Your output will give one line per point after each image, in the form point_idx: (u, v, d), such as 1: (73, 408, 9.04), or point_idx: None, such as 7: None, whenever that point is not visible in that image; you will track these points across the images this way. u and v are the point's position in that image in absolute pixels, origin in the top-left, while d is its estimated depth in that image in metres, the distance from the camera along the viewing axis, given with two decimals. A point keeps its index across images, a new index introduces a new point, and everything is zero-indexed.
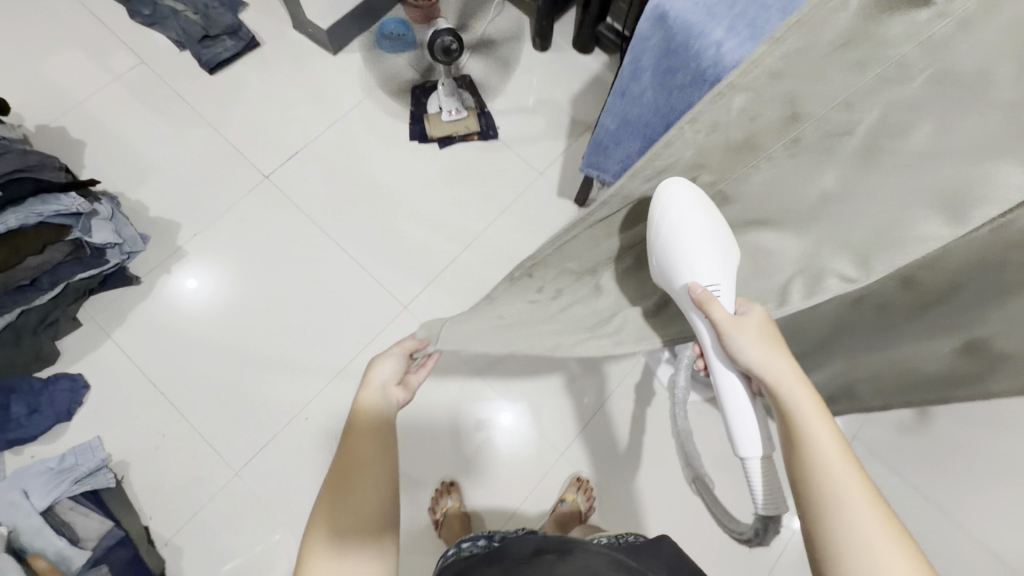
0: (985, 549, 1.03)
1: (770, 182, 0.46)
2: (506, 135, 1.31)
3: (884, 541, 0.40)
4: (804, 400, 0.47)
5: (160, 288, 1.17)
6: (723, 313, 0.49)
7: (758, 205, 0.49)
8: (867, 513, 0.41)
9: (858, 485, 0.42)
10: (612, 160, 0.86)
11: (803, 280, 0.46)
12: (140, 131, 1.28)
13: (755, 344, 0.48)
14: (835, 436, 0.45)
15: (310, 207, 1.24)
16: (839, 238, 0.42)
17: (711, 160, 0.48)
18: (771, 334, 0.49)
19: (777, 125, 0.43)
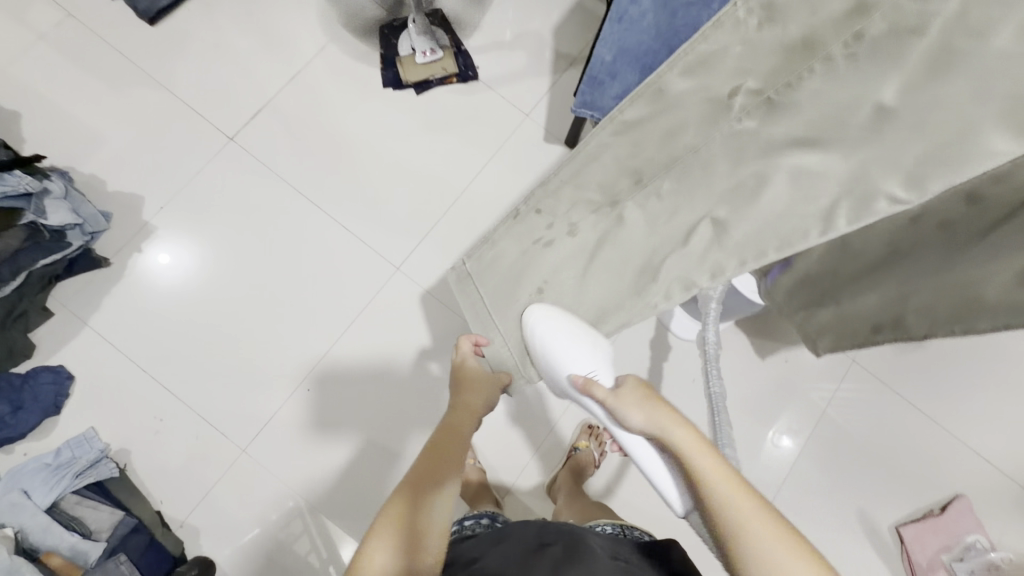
0: (971, 450, 1.10)
1: (822, 91, 0.40)
2: (486, 75, 1.22)
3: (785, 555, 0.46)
4: (684, 434, 0.54)
5: (132, 268, 1.09)
6: (603, 391, 0.59)
7: (802, 121, 0.41)
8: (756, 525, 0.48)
9: (752, 510, 0.49)
10: (608, 95, 0.76)
11: (848, 202, 0.40)
12: (81, 96, 1.16)
13: (637, 410, 0.57)
14: (723, 470, 0.52)
15: (285, 167, 1.16)
16: (886, 162, 0.37)
17: (767, 60, 0.42)
18: (646, 394, 0.58)
19: (837, 19, 0.38)
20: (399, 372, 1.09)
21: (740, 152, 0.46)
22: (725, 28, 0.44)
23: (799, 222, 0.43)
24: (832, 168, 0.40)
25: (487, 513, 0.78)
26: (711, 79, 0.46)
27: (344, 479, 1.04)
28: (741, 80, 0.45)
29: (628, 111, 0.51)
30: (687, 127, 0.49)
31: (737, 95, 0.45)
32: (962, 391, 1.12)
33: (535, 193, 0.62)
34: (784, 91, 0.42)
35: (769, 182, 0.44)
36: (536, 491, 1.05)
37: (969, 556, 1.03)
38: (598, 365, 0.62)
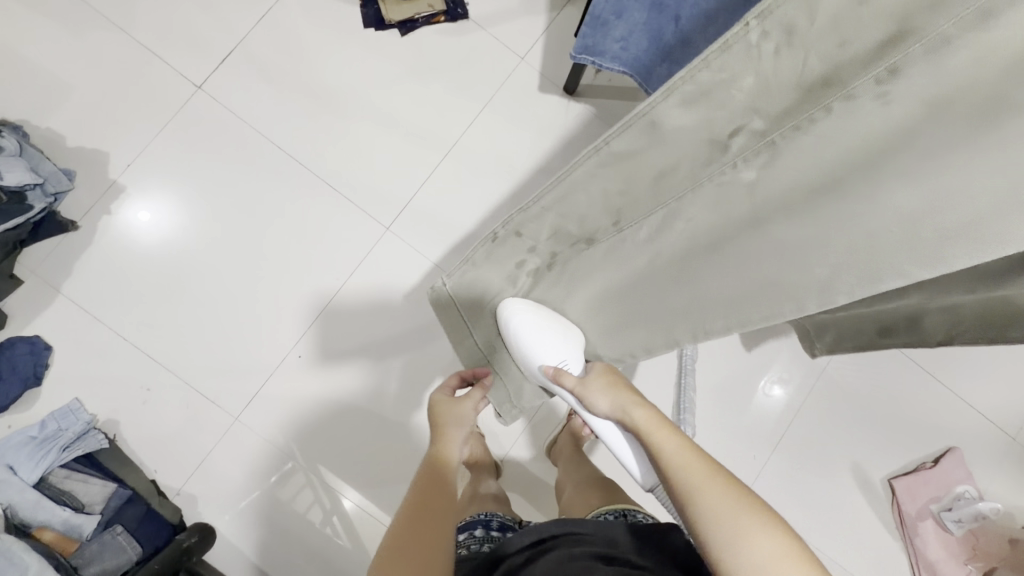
0: (966, 403, 1.10)
1: (828, 144, 0.37)
2: (477, 13, 1.12)
3: (727, 501, 0.48)
4: (651, 424, 0.57)
5: (103, 230, 1.02)
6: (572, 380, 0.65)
7: (803, 174, 0.40)
8: (725, 507, 0.48)
9: (695, 467, 0.51)
10: (611, 37, 0.69)
11: (852, 274, 0.41)
12: (30, 38, 1.04)
13: (603, 394, 0.62)
14: (670, 434, 0.55)
15: (261, 118, 1.07)
16: (881, 239, 0.38)
17: (779, 100, 0.37)
18: (610, 382, 0.63)
19: (872, 52, 0.33)
20: (393, 335, 1.05)
21: (733, 199, 0.44)
22: (738, 53, 0.36)
23: (801, 281, 0.45)
24: (785, 225, 0.43)
25: (481, 521, 0.78)
26: (711, 116, 0.40)
27: (341, 444, 1.03)
28: (744, 119, 0.39)
29: (616, 140, 0.44)
30: (680, 168, 0.45)
31: (737, 136, 0.40)
32: (961, 345, 1.11)
33: (508, 219, 0.55)
34: (791, 135, 0.38)
35: (766, 235, 0.45)
36: (535, 452, 1.05)
37: (959, 506, 1.05)
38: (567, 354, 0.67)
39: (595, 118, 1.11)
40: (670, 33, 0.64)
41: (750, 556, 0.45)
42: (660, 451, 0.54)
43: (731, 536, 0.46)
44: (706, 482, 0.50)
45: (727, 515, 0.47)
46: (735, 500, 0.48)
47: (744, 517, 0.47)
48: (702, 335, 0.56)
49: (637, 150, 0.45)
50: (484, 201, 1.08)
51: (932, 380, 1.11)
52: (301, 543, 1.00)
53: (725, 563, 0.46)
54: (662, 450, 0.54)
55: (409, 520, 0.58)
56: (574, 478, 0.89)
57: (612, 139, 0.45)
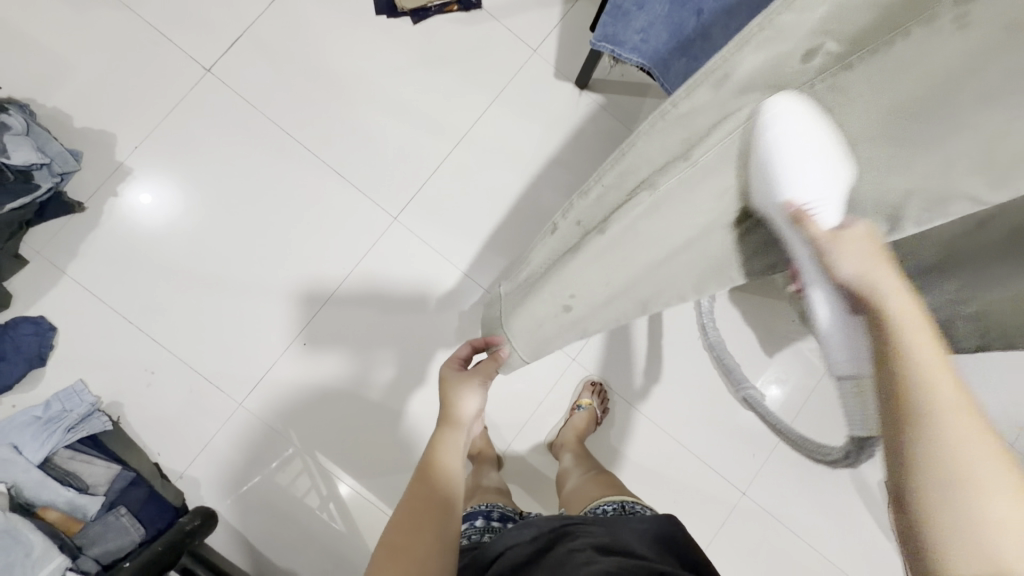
0: None
1: (910, 65, 0.42)
2: (490, 4, 1.10)
3: (990, 472, 0.35)
4: (910, 322, 0.41)
5: (111, 211, 1.02)
6: (821, 229, 0.46)
7: (884, 100, 0.43)
8: (968, 442, 0.35)
9: (958, 409, 0.36)
10: (631, 28, 0.69)
11: (924, 196, 0.44)
12: (38, 16, 1.03)
13: (852, 258, 0.44)
14: (937, 353, 0.39)
15: (269, 103, 1.06)
16: (955, 157, 0.42)
17: (857, 23, 0.41)
18: (869, 246, 0.45)
19: None
20: (396, 324, 1.05)
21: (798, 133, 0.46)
22: None
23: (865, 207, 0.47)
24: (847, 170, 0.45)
25: (483, 512, 0.78)
26: (783, 50, 0.43)
27: (344, 430, 1.03)
28: (820, 42, 0.43)
29: (683, 101, 0.46)
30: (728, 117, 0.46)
31: (813, 58, 0.43)
32: None
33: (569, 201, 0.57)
34: (869, 58, 0.43)
35: (828, 183, 0.46)
36: (536, 445, 1.06)
37: None
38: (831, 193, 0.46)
39: (605, 112, 1.11)
40: (690, 27, 0.65)
41: (976, 530, 0.34)
42: (914, 361, 0.38)
43: (960, 476, 0.35)
44: (974, 437, 0.36)
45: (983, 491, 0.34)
46: (996, 468, 0.35)
47: (991, 465, 0.35)
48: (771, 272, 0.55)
49: (702, 98, 0.45)
50: (491, 192, 1.08)
51: None
52: (302, 528, 1.01)
53: (937, 517, 0.35)
54: (922, 364, 0.38)
55: (399, 524, 0.57)
56: (579, 470, 0.90)
57: (680, 101, 0.46)
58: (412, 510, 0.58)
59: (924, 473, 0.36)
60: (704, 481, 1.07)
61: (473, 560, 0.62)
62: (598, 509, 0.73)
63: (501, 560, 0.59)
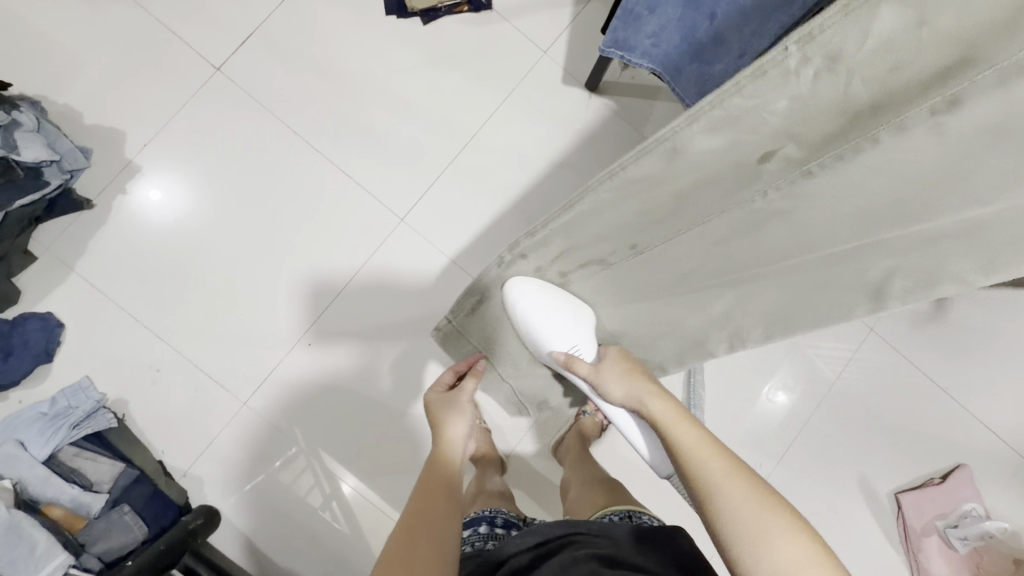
0: (979, 421, 1.09)
1: (878, 169, 0.41)
2: (501, 4, 1.10)
3: (758, 509, 0.46)
4: (667, 412, 0.57)
5: (119, 209, 1.02)
6: (585, 367, 0.66)
7: (844, 204, 0.44)
8: (743, 507, 0.47)
9: (722, 469, 0.50)
10: (643, 32, 0.68)
11: (905, 276, 0.46)
12: (49, 13, 1.03)
13: (617, 379, 0.63)
14: (695, 429, 0.54)
15: (278, 102, 1.06)
16: (936, 246, 0.43)
17: (813, 126, 0.41)
18: (627, 371, 0.63)
19: (917, 84, 0.36)
20: (401, 325, 1.05)
21: (761, 223, 0.50)
22: (764, 78, 0.40)
23: (848, 284, 0.50)
24: (808, 261, 0.51)
25: (486, 518, 0.77)
26: (742, 137, 0.44)
27: (350, 431, 1.03)
28: (778, 143, 0.43)
29: (632, 165, 0.49)
30: (701, 183, 0.49)
31: (770, 158, 0.45)
32: (977, 361, 1.09)
33: (515, 242, 0.62)
34: (833, 163, 0.42)
35: (787, 267, 0.52)
36: (540, 450, 1.05)
37: (965, 523, 1.03)
38: (577, 338, 0.69)
39: (615, 114, 1.10)
40: (704, 30, 0.63)
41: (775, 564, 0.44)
42: (679, 443, 0.54)
43: (752, 538, 0.45)
44: (737, 485, 0.48)
45: (758, 527, 0.46)
46: (761, 505, 0.47)
47: (766, 518, 0.46)
48: (739, 343, 0.62)
49: (659, 167, 0.48)
50: (499, 194, 1.07)
51: (945, 396, 1.09)
52: (302, 529, 1.01)
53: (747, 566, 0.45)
54: (683, 443, 0.53)
55: (402, 526, 0.56)
56: (583, 475, 0.89)
57: (628, 165, 0.49)
58: (415, 512, 0.58)
59: (730, 547, 0.46)
60: None
61: (476, 565, 0.62)
62: (605, 518, 0.72)
63: (505, 567, 0.58)
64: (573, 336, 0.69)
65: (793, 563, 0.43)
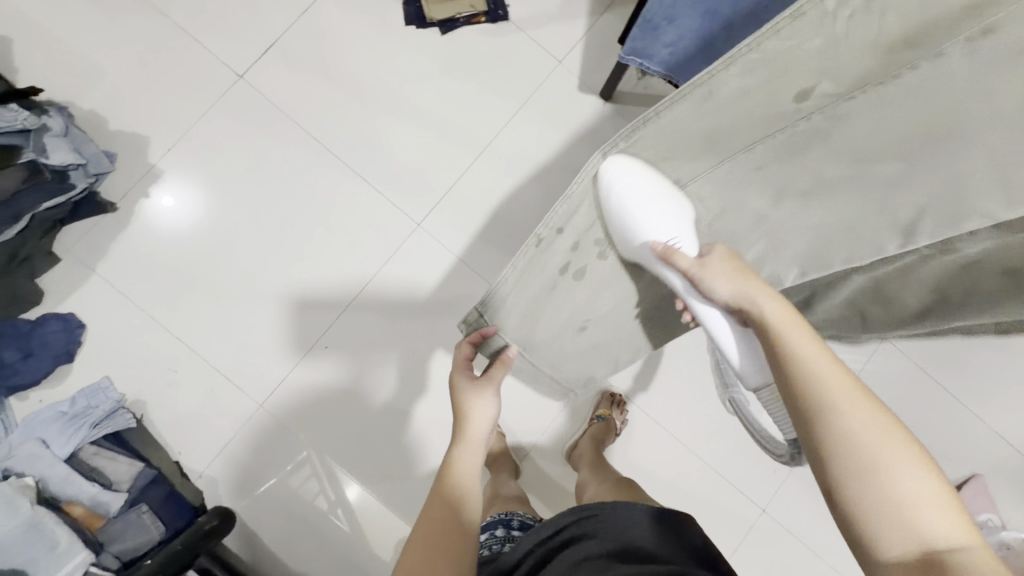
0: (991, 430, 1.09)
1: (912, 101, 0.43)
2: (517, 15, 1.12)
3: (879, 432, 0.42)
4: (782, 318, 0.51)
5: (138, 213, 1.04)
6: (687, 261, 0.58)
7: (882, 137, 0.46)
8: (866, 435, 0.42)
9: (841, 387, 0.45)
10: (661, 42, 0.70)
11: (935, 216, 0.46)
12: (76, 23, 1.06)
13: (725, 278, 0.55)
14: (812, 342, 0.49)
15: (297, 110, 1.08)
16: (965, 188, 0.44)
17: (851, 64, 0.44)
18: (736, 270, 0.55)
19: (950, 17, 0.39)
20: (414, 329, 1.06)
21: (803, 152, 0.51)
22: (802, 23, 0.43)
23: (878, 223, 0.50)
24: (850, 203, 0.51)
25: (501, 521, 0.77)
26: (775, 75, 0.47)
27: (363, 435, 1.03)
28: (815, 82, 0.47)
29: (665, 112, 0.52)
30: (737, 124, 0.52)
31: (808, 98, 0.48)
32: (989, 371, 1.09)
33: (551, 218, 0.60)
34: (872, 95, 0.45)
35: (824, 206, 0.53)
36: (553, 455, 1.05)
37: (981, 534, 1.03)
38: (681, 231, 0.60)
39: (628, 123, 1.11)
40: (720, 39, 0.65)
41: (888, 492, 0.40)
42: (796, 353, 0.48)
43: (869, 467, 0.41)
44: (859, 405, 0.44)
45: (881, 448, 0.42)
46: (882, 429, 0.43)
47: (888, 442, 0.42)
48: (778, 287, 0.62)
49: (690, 109, 0.51)
50: (513, 200, 1.09)
51: (956, 405, 1.09)
52: (314, 532, 1.01)
53: (857, 490, 0.41)
54: (802, 355, 0.47)
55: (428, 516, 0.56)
56: (599, 480, 0.89)
57: (662, 112, 0.52)
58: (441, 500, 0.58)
59: (842, 472, 0.42)
60: (722, 496, 1.05)
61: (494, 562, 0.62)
62: None
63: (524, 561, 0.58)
64: (676, 226, 0.60)
65: (911, 499, 0.40)
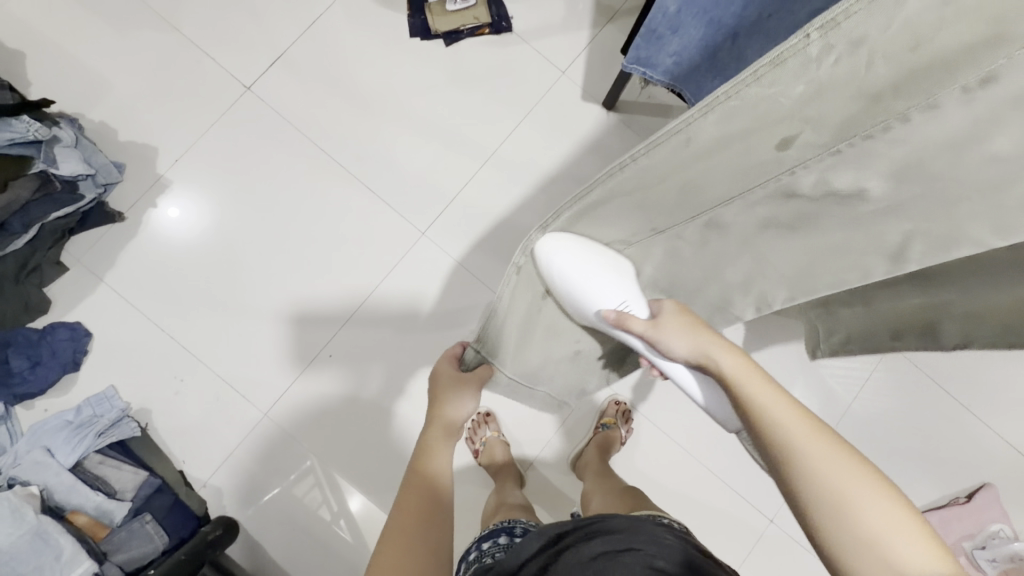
0: (1001, 437, 1.08)
1: (907, 152, 0.36)
2: (520, 27, 1.13)
3: (840, 468, 0.41)
4: (737, 366, 0.50)
5: (146, 223, 1.05)
6: (641, 324, 0.56)
7: (876, 183, 0.39)
8: (822, 458, 0.42)
9: (799, 428, 0.44)
10: (665, 51, 0.70)
11: (925, 243, 0.42)
12: (88, 36, 1.08)
13: (679, 330, 0.55)
14: (767, 384, 0.48)
15: (305, 120, 1.09)
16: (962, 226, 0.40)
17: (838, 112, 0.36)
18: (686, 321, 0.55)
19: (953, 60, 0.31)
20: (417, 337, 1.06)
21: (782, 199, 0.44)
22: (783, 68, 0.35)
23: (865, 251, 0.46)
24: (835, 238, 0.46)
25: (505, 529, 0.77)
26: (752, 122, 0.39)
27: (368, 445, 1.03)
28: (797, 129, 0.38)
29: (642, 158, 0.44)
30: (711, 170, 0.44)
31: (789, 146, 0.40)
32: (998, 378, 1.08)
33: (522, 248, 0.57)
34: (863, 147, 0.37)
35: (810, 239, 0.48)
36: (557, 464, 1.04)
37: (993, 544, 1.02)
38: (628, 294, 0.58)
39: (630, 132, 1.12)
40: (722, 48, 0.66)
41: (861, 530, 0.39)
42: (752, 402, 0.47)
43: (836, 506, 0.40)
44: (818, 443, 0.43)
45: (845, 484, 0.41)
46: (845, 465, 0.42)
47: (851, 477, 0.41)
48: (765, 305, 0.58)
49: (665, 158, 0.43)
50: (516, 209, 1.09)
51: (965, 412, 1.08)
52: (316, 543, 1.00)
53: (829, 532, 0.40)
54: (757, 401, 0.47)
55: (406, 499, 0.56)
56: (606, 488, 0.88)
57: (638, 158, 0.44)
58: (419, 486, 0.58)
59: (807, 500, 0.42)
60: (729, 505, 1.04)
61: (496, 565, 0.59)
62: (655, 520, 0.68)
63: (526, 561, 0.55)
64: (622, 290, 0.58)
65: (883, 534, 0.39)
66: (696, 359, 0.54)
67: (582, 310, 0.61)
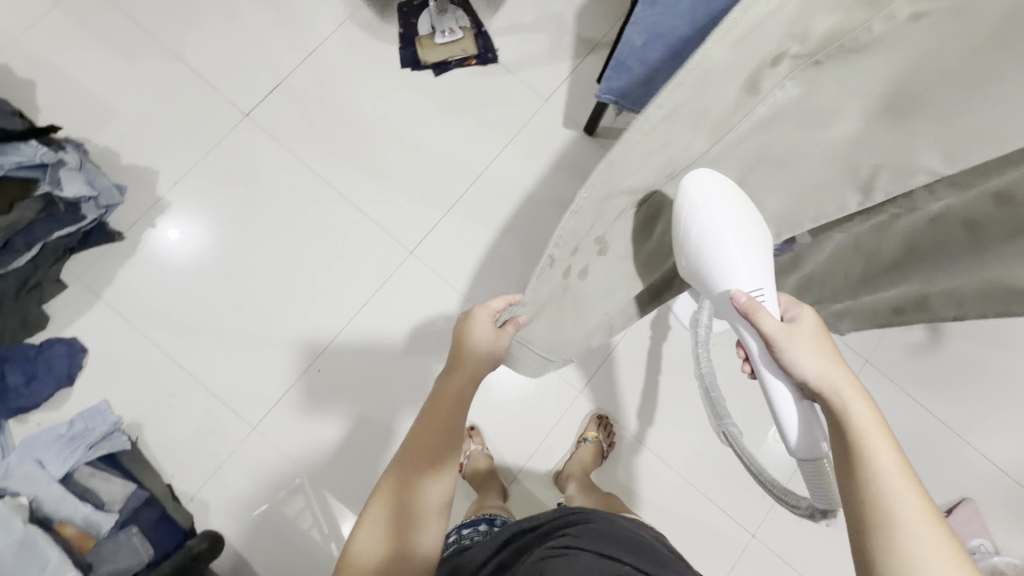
0: (978, 452, 1.09)
1: (885, 58, 0.41)
2: (506, 58, 1.20)
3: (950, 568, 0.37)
4: (863, 414, 0.45)
5: (143, 244, 1.09)
6: (774, 324, 0.50)
7: (857, 91, 0.43)
8: (923, 523, 0.39)
9: (918, 508, 0.39)
10: (636, 82, 0.74)
11: (891, 171, 0.48)
12: (95, 66, 1.14)
13: (810, 353, 0.49)
14: (894, 450, 0.43)
15: (299, 145, 1.14)
16: (918, 137, 0.45)
17: (823, 22, 0.39)
18: (820, 344, 0.50)
19: None
20: (405, 352, 1.08)
21: (764, 123, 0.47)
22: None
23: (839, 185, 0.51)
24: (810, 161, 0.50)
25: (486, 519, 0.79)
26: (755, 35, 0.39)
27: (354, 459, 1.04)
28: (786, 45, 0.41)
29: (664, 102, 0.39)
30: (712, 105, 0.43)
31: (780, 62, 0.42)
32: (973, 394, 1.10)
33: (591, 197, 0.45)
34: (838, 54, 0.42)
35: (788, 165, 0.51)
36: (541, 479, 1.06)
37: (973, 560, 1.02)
38: (766, 284, 0.53)
39: (611, 156, 1.17)
40: None
41: None
42: (872, 458, 0.42)
43: None
44: (930, 532, 0.39)
45: None
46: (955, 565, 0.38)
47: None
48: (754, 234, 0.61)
49: (682, 95, 0.40)
50: (502, 229, 1.13)
51: (941, 427, 1.10)
52: (302, 559, 1.00)
53: None
54: (878, 461, 0.42)
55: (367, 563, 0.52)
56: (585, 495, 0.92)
57: (664, 105, 0.40)
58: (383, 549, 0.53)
59: (883, 555, 0.39)
60: (711, 520, 1.05)
61: (471, 548, 0.63)
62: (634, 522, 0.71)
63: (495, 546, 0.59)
64: (760, 277, 0.53)
65: None
66: (816, 387, 0.48)
67: (705, 283, 0.55)
